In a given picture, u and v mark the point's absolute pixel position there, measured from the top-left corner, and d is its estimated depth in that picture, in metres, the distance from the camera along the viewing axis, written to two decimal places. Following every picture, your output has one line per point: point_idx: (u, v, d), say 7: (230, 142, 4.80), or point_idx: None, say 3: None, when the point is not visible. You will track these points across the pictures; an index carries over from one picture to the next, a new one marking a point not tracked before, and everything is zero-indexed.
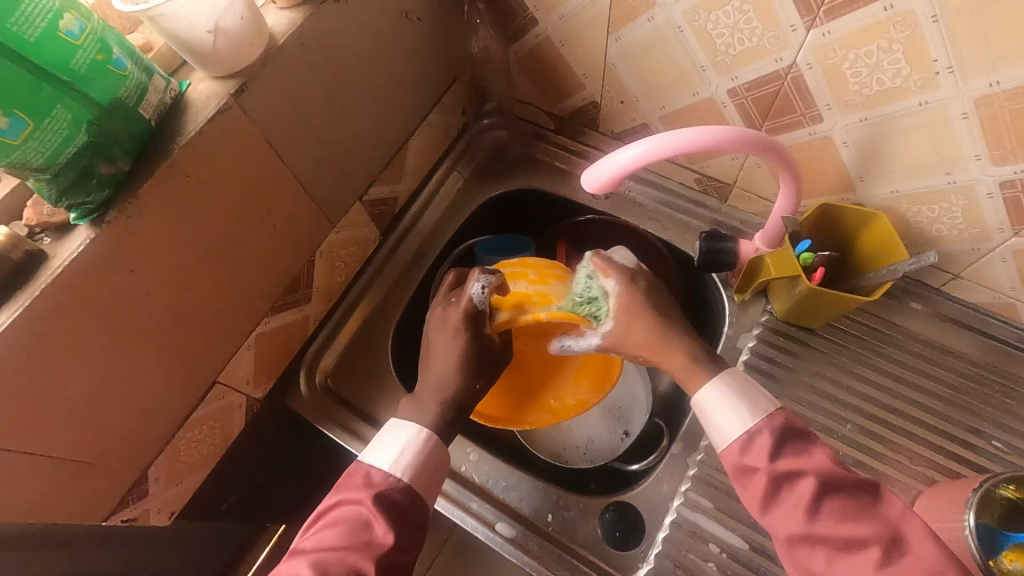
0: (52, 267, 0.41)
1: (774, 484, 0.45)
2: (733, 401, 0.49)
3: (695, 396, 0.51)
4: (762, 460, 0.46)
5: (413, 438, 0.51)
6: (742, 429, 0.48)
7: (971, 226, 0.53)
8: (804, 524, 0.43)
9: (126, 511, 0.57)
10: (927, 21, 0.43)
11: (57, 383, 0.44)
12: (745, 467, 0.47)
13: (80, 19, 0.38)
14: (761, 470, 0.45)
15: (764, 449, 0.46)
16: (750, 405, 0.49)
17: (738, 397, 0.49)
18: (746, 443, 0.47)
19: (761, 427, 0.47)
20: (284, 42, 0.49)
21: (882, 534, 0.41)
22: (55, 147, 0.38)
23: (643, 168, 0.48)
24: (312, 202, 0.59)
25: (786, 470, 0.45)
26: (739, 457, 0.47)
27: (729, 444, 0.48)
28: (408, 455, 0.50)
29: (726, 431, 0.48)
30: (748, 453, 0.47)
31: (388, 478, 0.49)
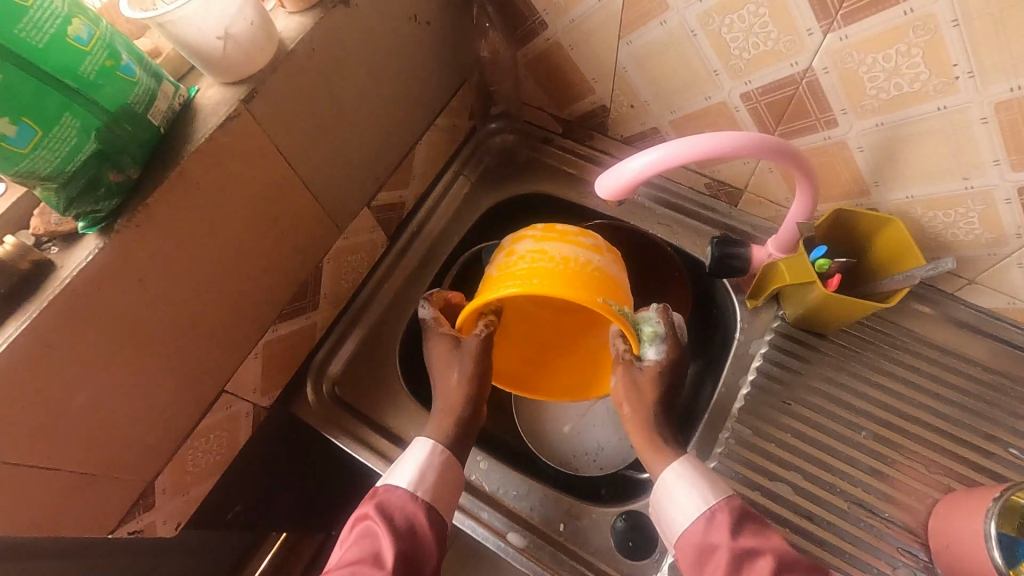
0: (61, 278, 0.40)
1: (736, 560, 0.47)
2: (695, 483, 0.52)
3: (658, 478, 0.54)
4: (723, 537, 0.48)
5: (414, 453, 0.54)
6: (702, 508, 0.51)
7: (989, 231, 0.53)
8: None
9: (133, 523, 0.56)
10: (948, 25, 0.42)
11: (65, 394, 0.43)
12: (707, 546, 0.49)
13: (89, 25, 0.37)
14: (722, 546, 0.48)
15: (724, 526, 0.49)
16: (709, 484, 0.52)
17: (699, 479, 0.52)
18: (706, 520, 0.50)
19: (720, 506, 0.50)
20: (294, 47, 0.48)
21: None
22: (64, 155, 0.37)
23: (656, 175, 0.47)
24: (319, 208, 0.58)
25: (746, 547, 0.47)
26: (702, 535, 0.50)
27: (691, 523, 0.50)
28: (416, 466, 0.53)
29: (687, 511, 0.51)
30: (710, 530, 0.49)
31: (390, 489, 0.52)
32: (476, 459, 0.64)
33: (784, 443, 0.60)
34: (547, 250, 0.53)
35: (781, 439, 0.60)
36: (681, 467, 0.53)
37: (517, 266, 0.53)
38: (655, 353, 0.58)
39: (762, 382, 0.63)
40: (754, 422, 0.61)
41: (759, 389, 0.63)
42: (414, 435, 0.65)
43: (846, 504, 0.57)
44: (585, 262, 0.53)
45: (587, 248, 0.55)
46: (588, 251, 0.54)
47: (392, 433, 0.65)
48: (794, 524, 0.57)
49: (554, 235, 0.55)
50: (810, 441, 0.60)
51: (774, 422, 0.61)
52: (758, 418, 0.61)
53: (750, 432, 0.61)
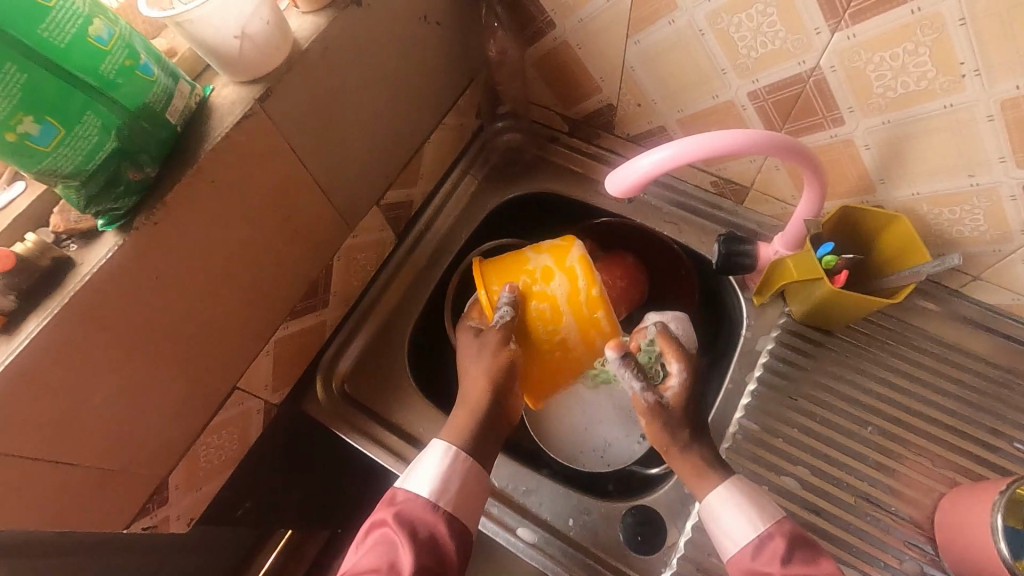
0: (81, 275, 0.41)
1: None
2: (742, 509, 0.52)
3: (704, 500, 0.54)
4: (773, 565, 0.49)
5: (436, 459, 0.53)
6: (752, 534, 0.51)
7: (994, 227, 0.53)
8: None
9: (147, 518, 0.56)
10: (955, 24, 0.43)
11: (84, 390, 0.44)
12: (757, 572, 0.49)
13: (109, 25, 0.38)
14: (774, 574, 0.48)
15: (774, 554, 0.49)
16: (758, 509, 0.52)
17: (747, 505, 0.52)
18: (756, 547, 0.50)
19: (771, 533, 0.50)
20: (307, 46, 0.48)
21: None
22: (85, 154, 0.38)
23: (666, 172, 0.48)
24: (330, 207, 0.59)
25: (797, 574, 0.47)
26: (751, 562, 0.50)
27: (740, 549, 0.51)
28: (432, 472, 0.53)
29: (736, 536, 0.51)
30: (759, 558, 0.50)
31: (411, 497, 0.52)
32: None
33: (791, 438, 0.61)
34: (560, 326, 0.56)
35: (788, 435, 0.61)
36: (727, 491, 0.53)
37: (532, 299, 0.57)
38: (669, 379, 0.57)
39: (769, 378, 0.64)
40: (761, 417, 0.62)
41: (766, 385, 0.63)
42: (423, 431, 0.65)
43: (853, 498, 0.58)
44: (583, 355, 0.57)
45: (593, 348, 0.57)
46: (591, 354, 0.57)
47: (403, 430, 0.66)
48: (801, 518, 0.57)
49: (582, 312, 0.56)
50: (817, 436, 0.60)
51: (782, 419, 0.62)
52: (765, 413, 0.62)
53: (757, 428, 0.62)
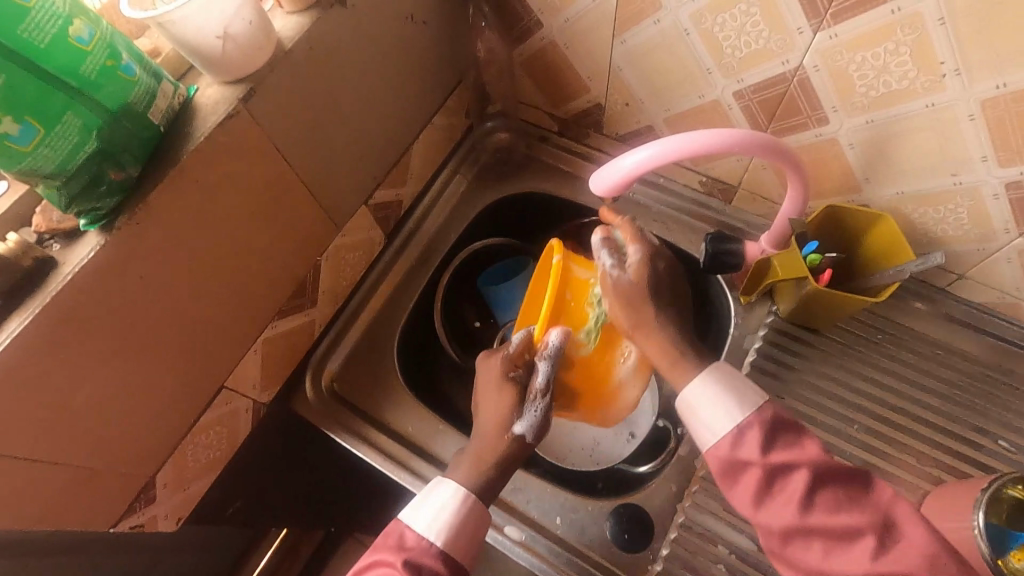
0: (63, 275, 0.41)
1: (770, 478, 0.46)
2: (721, 397, 0.50)
3: (683, 394, 0.52)
4: (753, 453, 0.47)
5: (449, 500, 0.51)
6: (731, 424, 0.49)
7: (977, 226, 0.53)
8: (797, 517, 0.44)
9: (135, 517, 0.57)
10: (934, 24, 0.43)
11: (68, 389, 0.44)
12: (737, 461, 0.47)
13: (90, 25, 0.38)
14: (754, 464, 0.47)
15: (755, 443, 0.47)
16: (736, 397, 0.50)
17: (725, 391, 0.50)
18: (736, 436, 0.48)
19: (749, 422, 0.48)
20: (291, 47, 0.48)
21: (875, 522, 0.43)
22: (65, 153, 0.38)
23: (649, 171, 0.48)
24: (317, 206, 0.59)
25: (778, 465, 0.46)
26: (730, 452, 0.48)
27: (718, 439, 0.49)
28: (445, 514, 0.51)
29: (715, 426, 0.49)
30: (739, 448, 0.48)
31: (421, 541, 0.49)
32: None
33: None
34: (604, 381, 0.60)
35: None
36: (704, 383, 0.51)
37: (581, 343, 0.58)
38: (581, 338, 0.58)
39: (757, 377, 0.64)
40: None
41: (754, 384, 0.64)
42: (413, 430, 0.66)
43: None
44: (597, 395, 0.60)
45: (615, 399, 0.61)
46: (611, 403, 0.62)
47: (392, 429, 0.66)
48: None
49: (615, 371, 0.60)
50: None
51: None
52: None
53: None
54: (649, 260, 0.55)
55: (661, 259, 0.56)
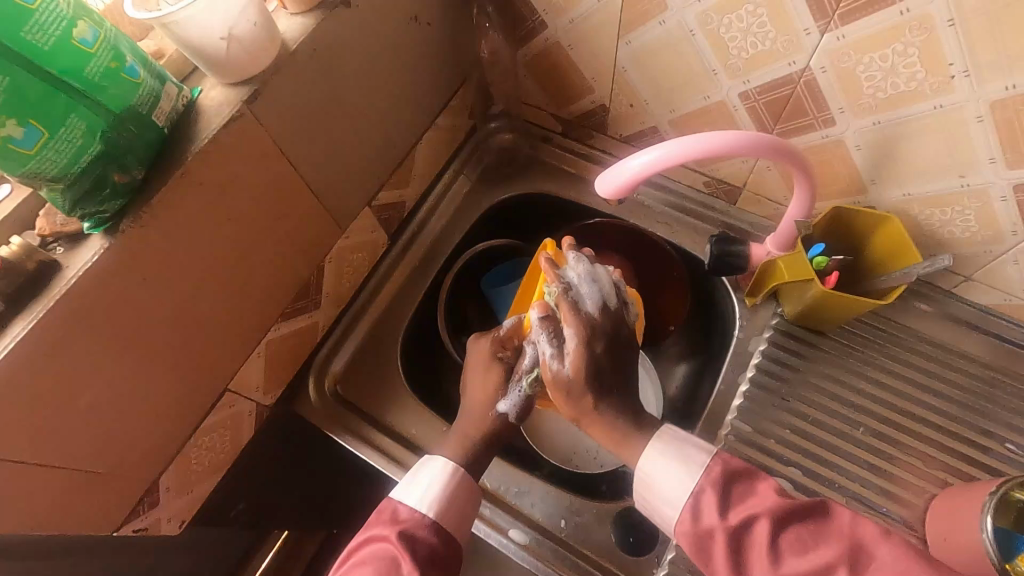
0: (66, 278, 0.41)
1: (735, 540, 0.44)
2: (672, 462, 0.50)
3: (637, 470, 0.51)
4: (713, 518, 0.45)
5: (438, 474, 0.52)
6: (687, 491, 0.48)
7: (984, 228, 0.53)
8: (771, 572, 0.42)
9: (138, 520, 0.56)
10: (944, 25, 0.43)
11: (72, 393, 0.44)
12: (703, 532, 0.46)
13: (94, 27, 0.38)
14: (717, 528, 0.45)
15: (712, 507, 0.46)
16: (683, 458, 0.49)
17: (673, 457, 0.50)
18: (694, 497, 0.47)
19: (702, 484, 0.47)
20: (296, 48, 0.48)
21: (844, 552, 0.41)
22: (70, 156, 0.38)
23: (655, 174, 0.48)
24: (319, 207, 0.58)
25: (739, 521, 0.44)
26: (693, 524, 0.46)
27: (680, 513, 0.47)
28: (434, 490, 0.51)
29: (676, 496, 0.48)
30: (701, 515, 0.46)
31: (414, 514, 0.49)
32: None
33: (783, 439, 0.61)
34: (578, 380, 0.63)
35: (781, 436, 0.61)
36: (654, 453, 0.51)
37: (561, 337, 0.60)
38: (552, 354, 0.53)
39: (761, 379, 0.64)
40: (753, 418, 0.62)
41: (759, 386, 0.63)
42: (417, 432, 0.65)
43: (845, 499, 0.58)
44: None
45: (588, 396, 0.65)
46: None
47: (395, 431, 0.66)
48: None
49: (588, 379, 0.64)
50: (809, 437, 0.60)
51: (774, 419, 0.62)
52: (757, 414, 0.62)
53: (750, 429, 0.62)
54: (586, 345, 0.51)
55: (599, 341, 0.52)
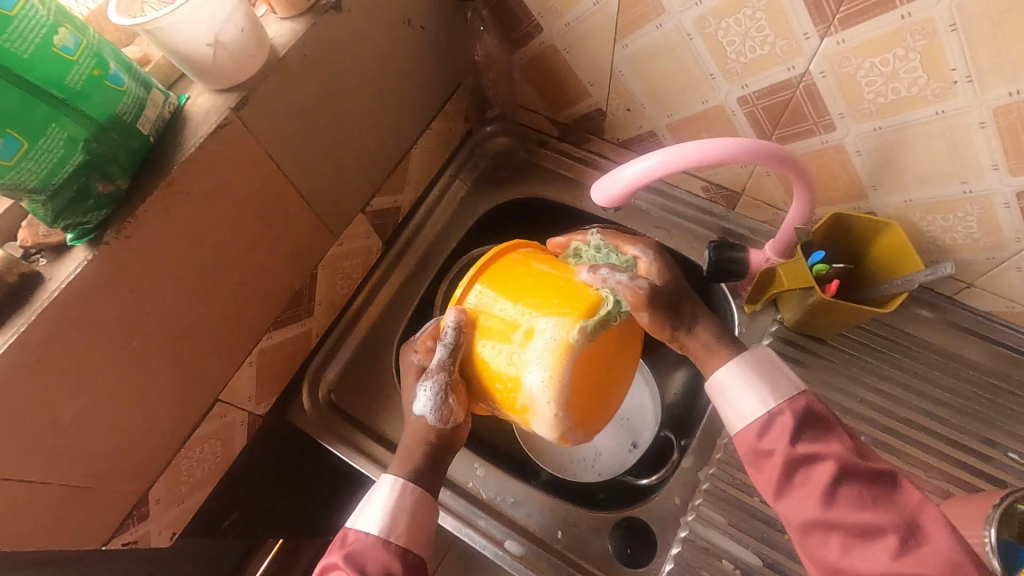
0: (48, 291, 0.40)
1: (792, 467, 0.43)
2: (752, 384, 0.47)
3: (712, 376, 0.49)
4: (780, 442, 0.44)
5: (386, 493, 0.48)
6: (759, 410, 0.46)
7: (987, 235, 0.52)
8: (818, 510, 0.41)
9: (127, 534, 0.55)
10: (946, 30, 0.42)
11: (56, 407, 0.43)
12: (761, 451, 0.45)
13: (75, 33, 0.37)
14: (778, 452, 0.44)
15: (783, 432, 0.44)
16: (769, 383, 0.47)
17: (758, 379, 0.47)
18: (765, 421, 0.45)
19: (780, 408, 0.46)
20: (285, 53, 0.47)
21: (900, 524, 0.39)
22: (51, 166, 0.37)
23: (652, 181, 0.47)
24: (311, 214, 0.57)
25: (805, 454, 0.43)
26: (755, 440, 0.45)
27: (744, 426, 0.46)
28: (385, 510, 0.47)
29: (744, 411, 0.47)
30: (766, 435, 0.45)
31: (363, 538, 0.46)
32: (472, 466, 0.63)
33: None
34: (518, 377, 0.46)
35: None
36: (737, 367, 0.48)
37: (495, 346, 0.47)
38: (638, 260, 0.53)
39: None
40: None
41: None
42: None
43: None
44: (501, 395, 0.47)
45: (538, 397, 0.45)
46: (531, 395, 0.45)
47: (390, 441, 0.65)
48: None
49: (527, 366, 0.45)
50: None
51: None
52: None
53: None
54: (658, 253, 0.54)
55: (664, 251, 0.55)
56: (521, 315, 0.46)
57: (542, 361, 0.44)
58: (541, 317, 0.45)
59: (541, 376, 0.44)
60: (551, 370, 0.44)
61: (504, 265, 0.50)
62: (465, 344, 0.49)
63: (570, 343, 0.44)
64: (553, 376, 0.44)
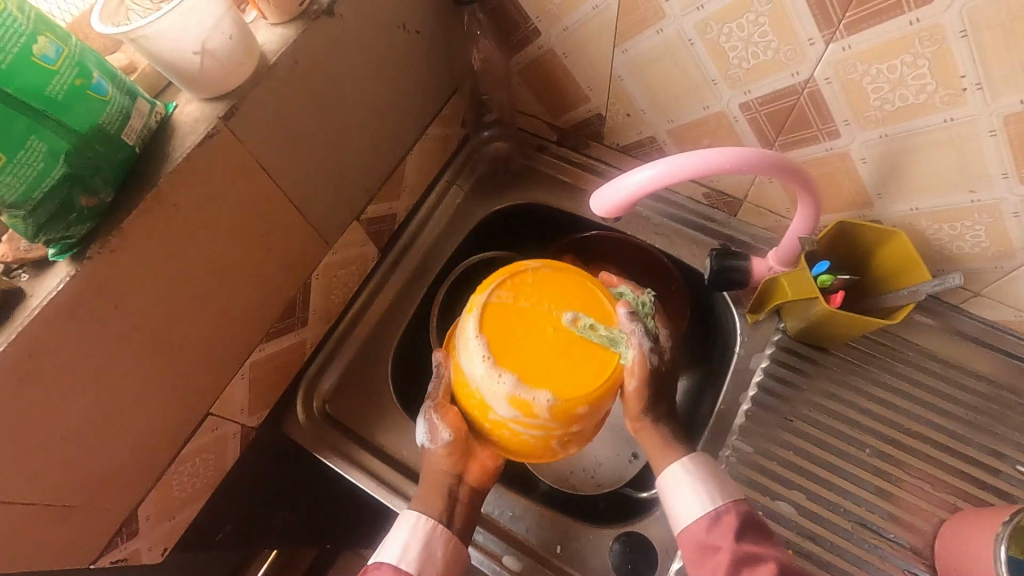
0: (30, 308, 0.39)
1: (736, 563, 0.46)
2: (698, 485, 0.51)
3: (662, 474, 0.53)
4: (726, 540, 0.48)
5: (408, 527, 0.50)
6: (704, 511, 0.50)
7: (995, 244, 0.51)
8: None
9: (116, 551, 0.54)
10: (956, 36, 0.40)
11: (40, 426, 0.42)
12: (708, 546, 0.48)
13: (56, 42, 0.36)
14: (723, 548, 0.47)
15: (729, 529, 0.48)
16: (716, 484, 0.51)
17: (703, 481, 0.51)
18: (712, 520, 0.49)
19: (724, 509, 0.50)
20: (275, 60, 0.46)
21: None
22: (31, 180, 0.36)
23: (653, 192, 0.46)
24: (304, 223, 0.56)
25: (748, 552, 0.47)
26: (702, 537, 0.49)
27: (690, 525, 0.50)
28: (408, 541, 0.50)
29: (689, 512, 0.50)
30: (712, 533, 0.49)
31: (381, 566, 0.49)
32: None
33: (785, 460, 0.59)
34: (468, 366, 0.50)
35: (784, 457, 0.59)
36: (685, 467, 0.52)
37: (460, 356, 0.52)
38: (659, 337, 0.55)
39: (762, 398, 0.61)
40: (756, 439, 0.60)
41: (760, 405, 0.61)
42: (408, 454, 0.63)
43: (851, 524, 0.56)
44: (471, 402, 0.50)
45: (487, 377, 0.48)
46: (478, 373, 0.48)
47: (386, 453, 0.63)
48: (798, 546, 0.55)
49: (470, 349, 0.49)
50: (812, 458, 0.58)
51: (776, 439, 0.60)
52: (759, 435, 0.60)
53: (752, 450, 0.60)
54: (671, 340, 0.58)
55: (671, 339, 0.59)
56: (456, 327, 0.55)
57: (471, 339, 0.49)
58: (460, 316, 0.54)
59: (462, 353, 0.50)
60: (464, 343, 0.50)
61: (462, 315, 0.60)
62: (446, 381, 0.54)
63: (467, 315, 0.51)
64: (471, 350, 0.49)
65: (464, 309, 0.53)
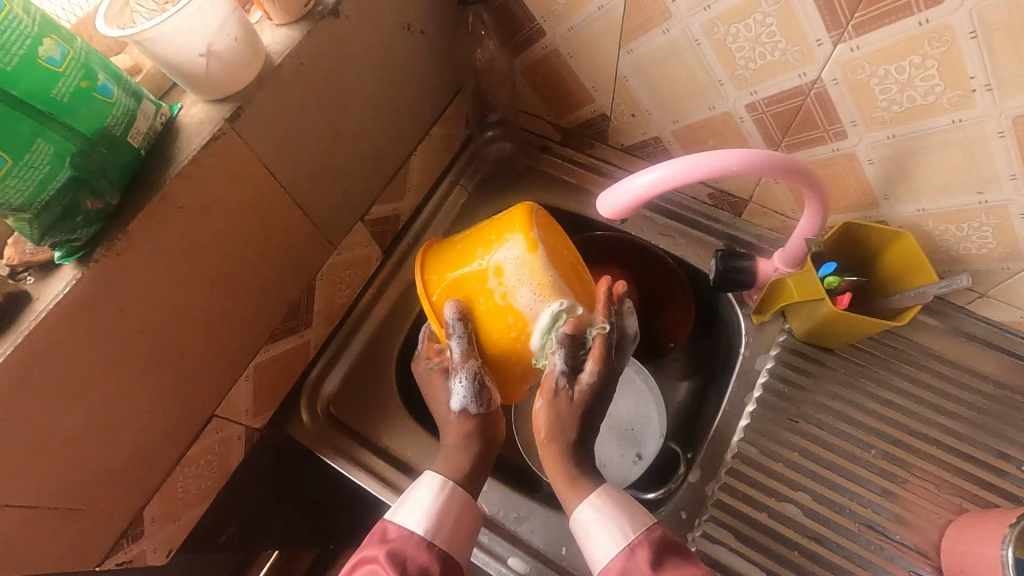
0: (36, 311, 0.38)
1: None
2: (608, 519, 0.49)
3: (572, 514, 0.51)
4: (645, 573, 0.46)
5: (428, 492, 0.50)
6: (619, 546, 0.48)
7: (1003, 245, 0.51)
8: None
9: (121, 553, 0.54)
10: (966, 37, 0.40)
11: (45, 430, 0.41)
12: None
13: (62, 45, 0.35)
14: None
15: (646, 561, 0.46)
16: (628, 516, 0.49)
17: (613, 513, 0.49)
18: (627, 556, 0.47)
19: (639, 540, 0.48)
20: (281, 61, 0.46)
21: None
22: (36, 183, 0.35)
23: (661, 193, 0.45)
24: (308, 224, 0.56)
25: None
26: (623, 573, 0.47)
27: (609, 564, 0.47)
28: (428, 508, 0.49)
29: (605, 550, 0.48)
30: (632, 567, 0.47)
31: (403, 533, 0.48)
32: None
33: (790, 460, 0.59)
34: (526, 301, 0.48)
35: (788, 458, 0.59)
36: (592, 503, 0.50)
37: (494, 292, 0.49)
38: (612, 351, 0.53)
39: (767, 400, 0.61)
40: (760, 441, 0.60)
41: (765, 406, 0.61)
42: (412, 455, 0.63)
43: (856, 526, 0.56)
44: (518, 342, 0.50)
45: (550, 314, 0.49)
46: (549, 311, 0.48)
47: (390, 454, 0.63)
48: (803, 547, 0.55)
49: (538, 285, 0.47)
50: (817, 459, 0.58)
51: (781, 440, 0.60)
52: (764, 436, 0.60)
53: (756, 451, 0.60)
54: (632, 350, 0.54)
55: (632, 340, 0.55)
56: (481, 264, 0.50)
57: (538, 274, 0.47)
58: (498, 250, 0.49)
59: (532, 292, 0.47)
60: (535, 284, 0.47)
61: (443, 248, 0.55)
62: (474, 330, 0.51)
63: (533, 252, 0.47)
64: (547, 287, 0.47)
65: (512, 243, 0.48)
